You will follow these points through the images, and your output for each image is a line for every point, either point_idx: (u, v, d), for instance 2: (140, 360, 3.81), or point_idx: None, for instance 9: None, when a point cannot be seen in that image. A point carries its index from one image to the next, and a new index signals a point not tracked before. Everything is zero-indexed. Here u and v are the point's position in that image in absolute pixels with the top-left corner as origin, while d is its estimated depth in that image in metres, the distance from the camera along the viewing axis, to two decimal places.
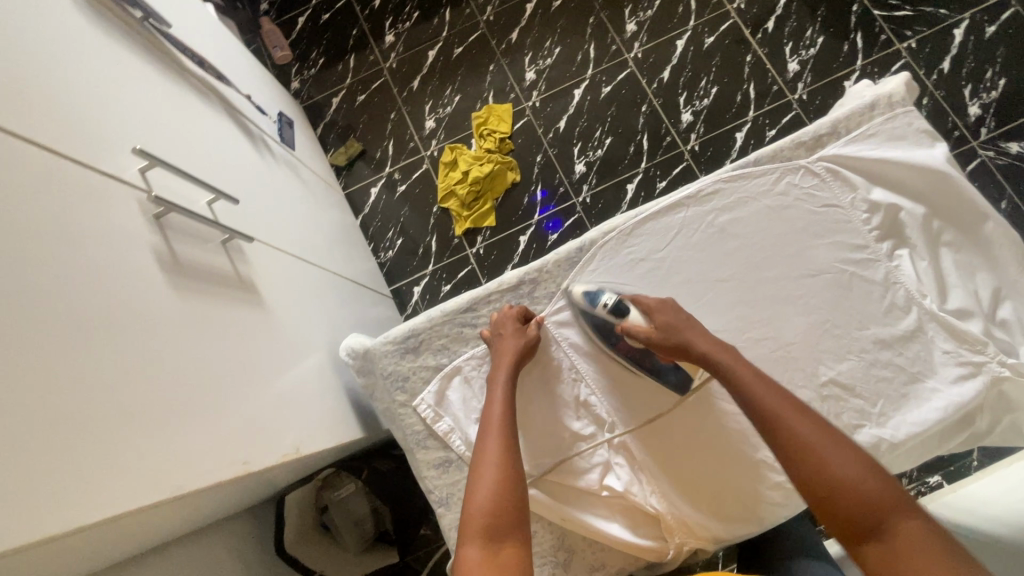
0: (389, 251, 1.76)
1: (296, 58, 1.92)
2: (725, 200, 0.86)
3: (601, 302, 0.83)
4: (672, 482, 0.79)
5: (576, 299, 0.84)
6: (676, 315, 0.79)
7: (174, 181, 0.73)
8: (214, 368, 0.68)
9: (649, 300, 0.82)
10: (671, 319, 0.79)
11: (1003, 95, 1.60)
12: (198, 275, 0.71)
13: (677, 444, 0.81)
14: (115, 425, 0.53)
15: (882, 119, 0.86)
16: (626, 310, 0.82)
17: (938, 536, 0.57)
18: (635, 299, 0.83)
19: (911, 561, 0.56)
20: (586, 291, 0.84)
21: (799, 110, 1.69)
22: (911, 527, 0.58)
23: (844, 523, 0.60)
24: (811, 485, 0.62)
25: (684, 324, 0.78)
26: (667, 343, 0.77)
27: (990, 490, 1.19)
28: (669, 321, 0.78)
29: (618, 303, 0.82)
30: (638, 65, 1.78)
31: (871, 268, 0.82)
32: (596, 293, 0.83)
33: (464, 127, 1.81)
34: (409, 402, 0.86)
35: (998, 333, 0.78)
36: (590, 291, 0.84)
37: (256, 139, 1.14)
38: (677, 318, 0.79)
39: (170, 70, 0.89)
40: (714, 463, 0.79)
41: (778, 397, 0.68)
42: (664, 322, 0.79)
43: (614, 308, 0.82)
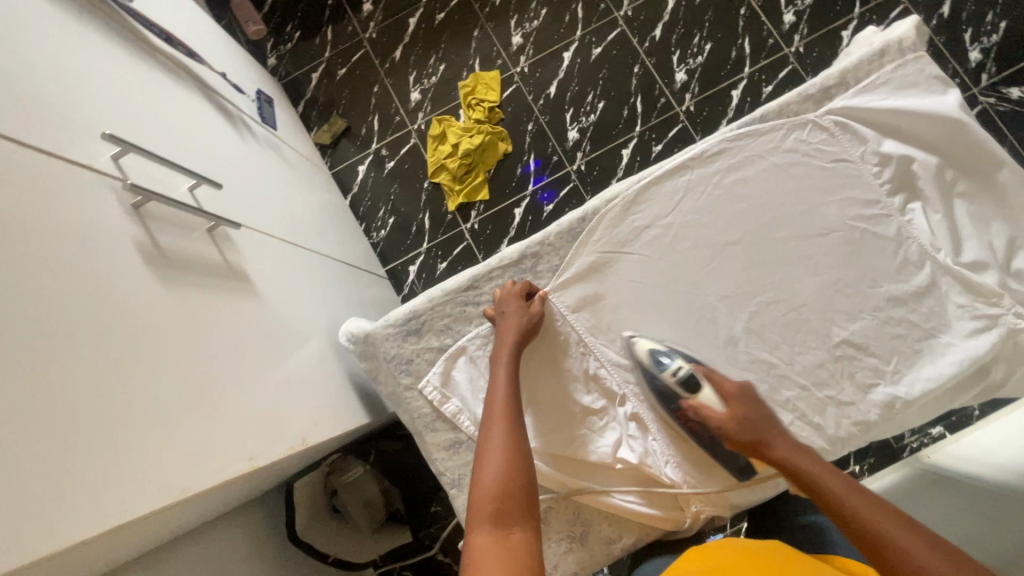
0: (381, 231, 1.71)
1: (271, 33, 1.82)
2: (731, 160, 0.83)
3: (669, 370, 0.76)
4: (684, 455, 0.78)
5: (639, 356, 0.79)
6: (756, 411, 0.73)
7: (150, 167, 0.69)
8: (211, 363, 0.65)
9: (727, 385, 0.75)
10: (749, 413, 0.73)
11: (1004, 39, 1.56)
12: (186, 266, 0.67)
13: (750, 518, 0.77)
14: (108, 430, 0.50)
15: (892, 66, 0.82)
16: (698, 387, 0.76)
17: None
18: (710, 377, 0.76)
19: None
20: (652, 351, 0.78)
21: (795, 63, 1.64)
22: None
23: None
24: None
25: (766, 421, 0.72)
26: (744, 438, 0.72)
27: (994, 439, 1.21)
28: (747, 416, 0.72)
29: (688, 375, 0.75)
30: (629, 24, 1.71)
31: (883, 224, 0.79)
32: (664, 358, 0.77)
33: (451, 98, 1.75)
34: (414, 385, 0.83)
35: (1013, 283, 0.77)
36: (656, 351, 0.78)
37: (235, 119, 1.08)
38: (757, 412, 0.73)
39: (136, 47, 0.83)
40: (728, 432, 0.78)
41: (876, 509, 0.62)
42: (741, 415, 0.73)
43: (683, 381, 0.75)
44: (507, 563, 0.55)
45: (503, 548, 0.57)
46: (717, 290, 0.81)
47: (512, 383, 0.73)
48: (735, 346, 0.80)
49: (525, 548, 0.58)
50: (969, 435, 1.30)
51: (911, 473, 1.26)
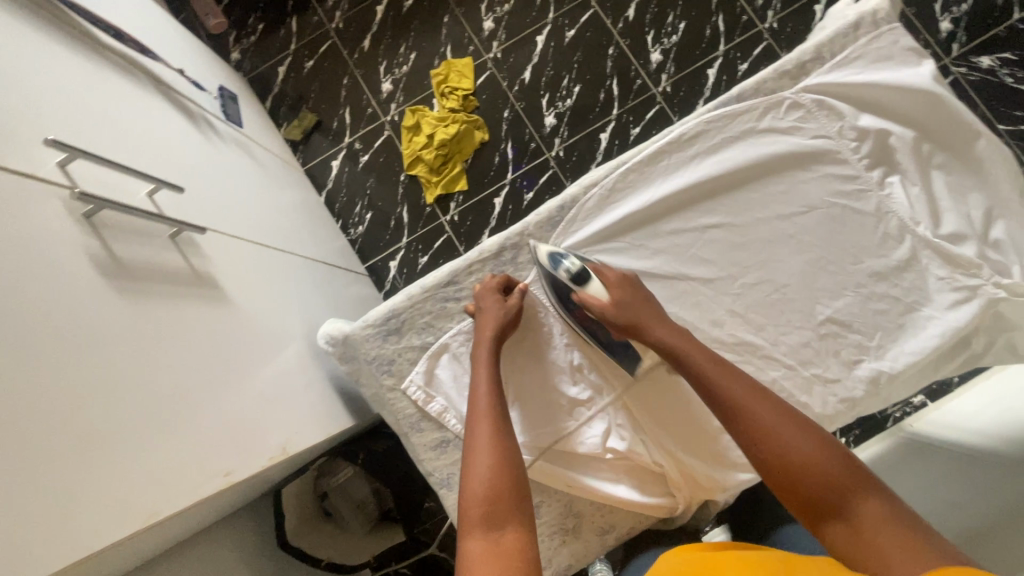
0: (359, 227, 1.68)
1: (232, 26, 1.76)
2: (708, 142, 0.82)
3: (563, 268, 0.78)
4: (669, 440, 0.78)
5: (541, 261, 0.79)
6: (633, 294, 0.76)
7: (103, 174, 0.65)
8: (180, 377, 0.63)
9: (610, 274, 0.77)
10: (626, 298, 0.75)
11: (973, 8, 1.56)
12: (146, 276, 0.64)
13: (652, 418, 0.78)
14: (65, 459, 0.48)
15: (867, 39, 0.81)
16: (588, 280, 0.77)
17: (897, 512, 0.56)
18: (598, 271, 0.78)
19: (872, 540, 0.55)
20: (551, 254, 0.79)
21: (770, 40, 1.63)
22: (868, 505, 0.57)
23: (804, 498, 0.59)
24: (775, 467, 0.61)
25: (646, 306, 0.75)
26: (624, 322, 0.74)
27: (974, 406, 1.23)
28: (624, 299, 0.74)
29: (580, 272, 0.77)
30: (601, 5, 1.68)
31: (862, 200, 0.79)
32: (560, 258, 0.78)
33: (423, 87, 1.70)
34: (397, 386, 0.81)
35: (992, 254, 0.77)
36: (553, 253, 0.79)
37: (196, 118, 1.04)
38: (635, 295, 0.75)
39: (82, 45, 0.78)
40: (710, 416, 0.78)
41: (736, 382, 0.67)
42: (619, 298, 0.75)
43: (574, 277, 0.77)
44: (500, 566, 0.54)
45: (497, 552, 0.56)
46: (700, 274, 0.80)
47: (494, 379, 0.72)
48: (720, 329, 0.79)
49: (518, 549, 0.56)
50: (950, 402, 1.32)
51: (896, 443, 1.28)
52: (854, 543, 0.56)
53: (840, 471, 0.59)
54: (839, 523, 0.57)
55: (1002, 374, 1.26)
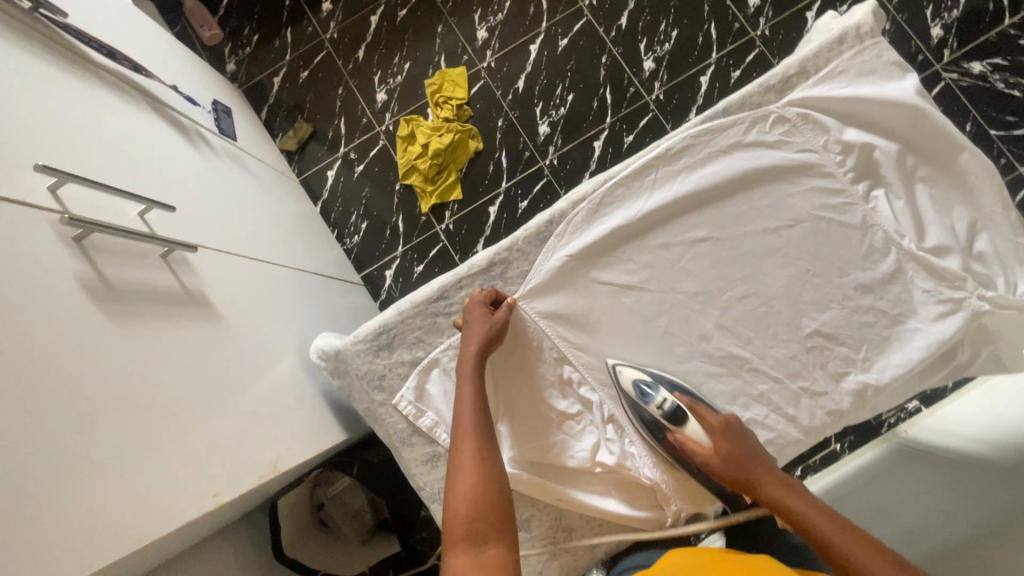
0: (354, 236, 1.68)
1: (228, 38, 1.77)
2: (695, 156, 0.82)
3: (655, 403, 0.75)
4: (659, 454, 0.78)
5: (626, 387, 0.77)
6: (741, 443, 0.72)
7: (94, 198, 0.65)
8: (169, 398, 0.63)
9: (712, 419, 0.74)
10: (735, 448, 0.71)
11: (964, 14, 1.57)
12: (138, 297, 0.65)
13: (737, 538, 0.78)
14: (54, 483, 0.49)
15: (851, 53, 0.81)
16: (684, 419, 0.74)
17: None
18: (695, 411, 0.75)
19: None
20: (638, 384, 0.76)
21: (762, 47, 1.64)
22: None
23: None
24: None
25: (751, 455, 0.71)
26: (731, 475, 0.70)
27: (967, 412, 1.24)
28: (733, 451, 0.71)
29: (674, 408, 0.74)
30: (594, 13, 1.69)
31: (848, 213, 0.79)
32: (649, 391, 0.76)
33: (418, 97, 1.71)
34: (388, 401, 0.82)
35: (976, 266, 0.78)
36: (641, 382, 0.77)
37: (190, 133, 1.05)
38: (743, 447, 0.72)
39: (75, 67, 0.80)
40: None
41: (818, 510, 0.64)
42: (726, 450, 0.71)
43: (668, 414, 0.74)
44: None
45: (479, 567, 0.57)
46: (688, 288, 0.80)
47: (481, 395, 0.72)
48: (708, 342, 0.80)
49: (500, 564, 0.57)
50: (943, 408, 1.33)
51: (890, 449, 1.29)
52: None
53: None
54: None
55: (995, 380, 1.26)
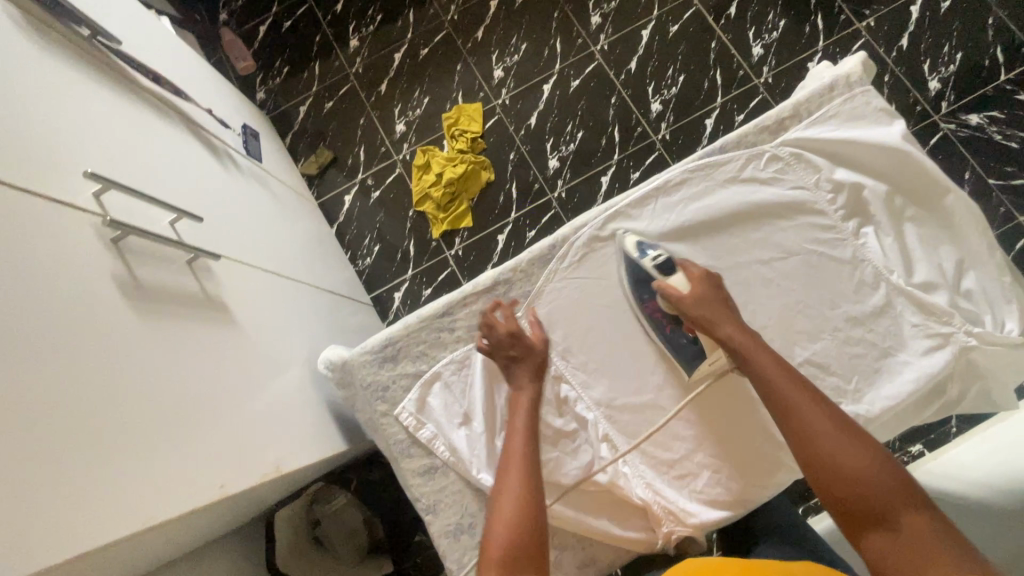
0: (366, 258, 1.75)
1: (260, 69, 1.89)
2: (693, 189, 0.87)
3: (648, 257, 0.82)
4: (702, 437, 0.81)
5: (627, 248, 0.84)
6: (713, 292, 0.78)
7: (130, 203, 0.71)
8: (177, 393, 0.66)
9: (695, 270, 0.80)
10: (705, 294, 0.78)
11: (960, 69, 1.66)
12: (162, 296, 0.69)
13: (720, 416, 0.81)
14: (79, 460, 0.52)
15: (841, 100, 0.87)
16: (671, 273, 0.80)
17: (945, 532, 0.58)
18: (682, 265, 0.81)
19: (914, 556, 0.57)
20: (638, 243, 0.84)
21: (765, 93, 1.72)
22: (918, 522, 0.59)
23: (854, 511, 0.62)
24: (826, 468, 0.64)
25: (718, 302, 0.77)
26: (698, 314, 0.77)
27: (970, 456, 1.23)
28: (702, 296, 0.77)
29: (664, 264, 0.81)
30: (605, 57, 1.79)
31: (839, 248, 0.83)
32: (647, 246, 0.83)
33: (435, 129, 1.81)
34: (390, 412, 0.84)
35: (964, 304, 0.80)
36: (642, 242, 0.84)
37: (219, 153, 1.12)
38: (715, 294, 0.78)
39: (123, 87, 0.87)
40: (749, 431, 0.80)
41: (792, 386, 0.69)
42: (699, 294, 0.78)
43: (659, 266, 0.81)
44: None
45: None
46: None
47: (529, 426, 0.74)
48: None
49: None
50: (946, 452, 1.32)
51: None
52: (896, 554, 0.58)
53: (890, 484, 0.61)
54: (879, 535, 0.60)
55: (998, 425, 1.26)
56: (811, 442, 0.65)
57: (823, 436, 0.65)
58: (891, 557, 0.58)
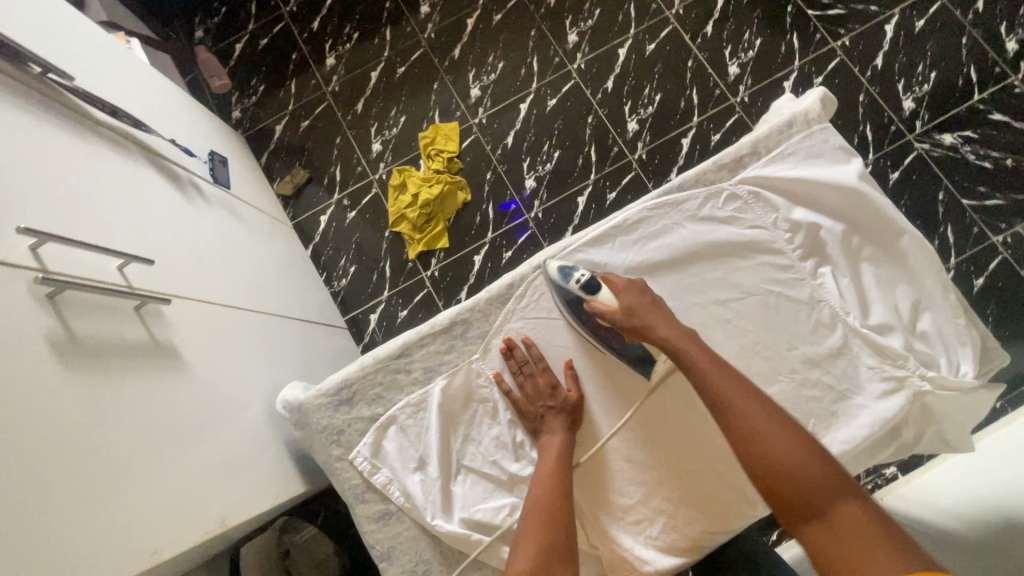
0: (342, 279, 1.73)
1: (236, 87, 1.88)
2: (651, 227, 0.86)
3: (573, 279, 0.81)
4: (658, 454, 0.81)
5: (550, 275, 0.84)
6: (640, 296, 0.80)
7: (72, 253, 0.69)
8: (117, 451, 0.64)
9: (618, 280, 0.82)
10: (634, 301, 0.79)
11: (934, 88, 1.66)
12: (101, 350, 0.68)
13: (671, 430, 0.81)
14: (10, 533, 0.50)
15: (799, 137, 0.86)
16: (597, 289, 0.80)
17: (876, 517, 0.62)
18: (606, 278, 0.82)
19: (851, 542, 0.60)
20: (559, 267, 0.83)
21: (741, 112, 1.72)
22: (851, 510, 0.62)
23: (794, 502, 0.64)
24: (766, 462, 0.67)
25: (649, 309, 0.79)
26: (633, 324, 0.78)
27: (940, 482, 1.23)
28: (633, 305, 0.78)
29: (590, 281, 0.81)
30: (582, 76, 1.78)
31: (797, 288, 0.82)
32: (569, 269, 0.82)
33: (411, 148, 1.79)
34: (345, 456, 0.83)
35: (920, 346, 0.80)
36: (563, 267, 0.83)
37: (183, 183, 1.11)
38: (642, 299, 0.79)
39: (74, 125, 0.86)
40: (708, 446, 0.80)
41: (735, 387, 0.72)
42: (628, 303, 0.79)
43: (584, 287, 0.81)
44: None
45: None
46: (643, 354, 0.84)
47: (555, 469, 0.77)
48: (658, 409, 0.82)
49: None
50: (918, 476, 1.32)
51: None
52: (834, 540, 0.61)
53: (824, 475, 0.65)
54: (816, 524, 0.63)
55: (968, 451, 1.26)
56: (752, 437, 0.68)
57: (762, 432, 0.68)
58: (830, 543, 0.61)
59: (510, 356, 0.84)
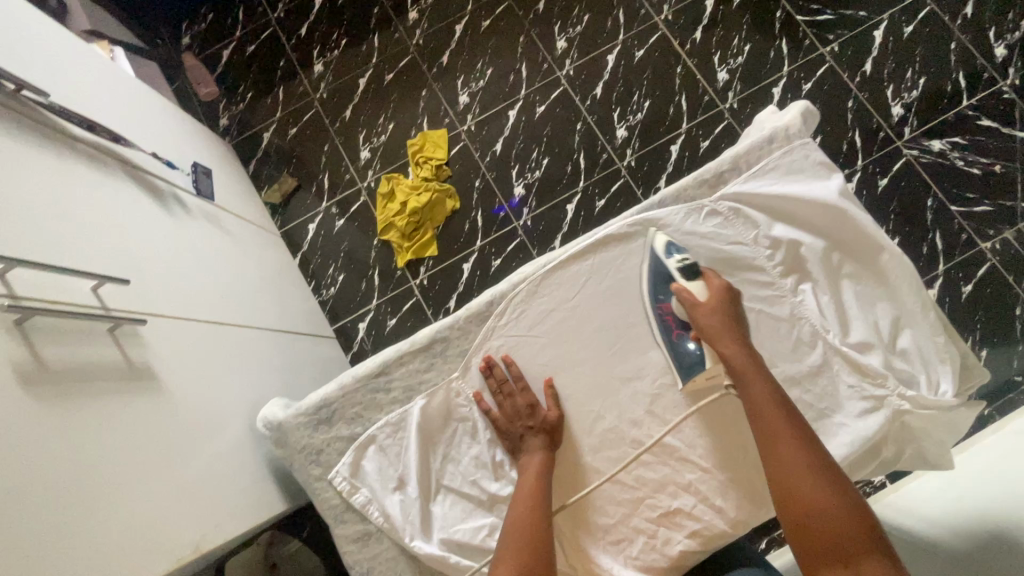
0: (330, 288, 1.73)
1: (223, 94, 1.87)
2: (631, 244, 0.86)
3: (675, 258, 0.83)
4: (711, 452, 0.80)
5: (657, 246, 0.84)
6: (724, 309, 0.80)
7: (44, 277, 0.68)
8: (89, 479, 0.64)
9: (716, 280, 0.82)
10: (717, 308, 0.80)
11: (923, 94, 1.66)
12: (71, 377, 0.67)
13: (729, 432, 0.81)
14: None
15: (780, 153, 0.86)
16: (694, 277, 0.82)
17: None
18: (705, 274, 0.83)
19: None
20: (666, 244, 0.84)
21: (730, 119, 1.72)
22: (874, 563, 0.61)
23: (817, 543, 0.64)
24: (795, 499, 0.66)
25: (731, 323, 0.79)
26: (710, 323, 0.79)
27: (926, 491, 1.23)
28: (712, 309, 0.79)
29: (691, 267, 0.82)
30: (571, 82, 1.78)
31: (777, 305, 0.82)
32: (674, 248, 0.83)
33: (400, 156, 1.79)
34: (325, 476, 0.83)
35: (899, 363, 0.80)
36: (671, 244, 0.84)
37: (164, 197, 1.10)
38: (726, 312, 0.79)
39: (49, 141, 0.84)
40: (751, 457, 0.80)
41: (779, 416, 0.72)
42: (715, 305, 0.80)
43: (683, 270, 0.82)
44: None
45: None
46: (623, 372, 0.84)
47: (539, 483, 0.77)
48: (638, 428, 0.82)
49: None
50: (906, 485, 1.32)
51: None
52: None
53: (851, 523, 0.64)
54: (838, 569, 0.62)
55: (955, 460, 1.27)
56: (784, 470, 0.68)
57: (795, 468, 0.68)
58: None
59: (490, 374, 0.84)
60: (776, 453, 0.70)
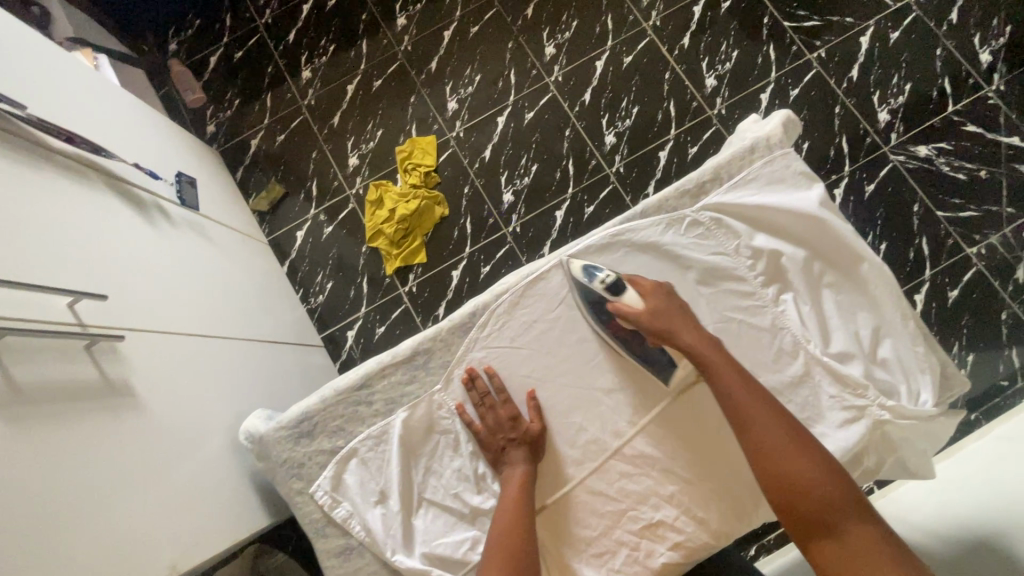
0: (319, 296, 1.72)
1: (210, 101, 1.86)
2: (614, 255, 0.86)
3: (598, 279, 0.82)
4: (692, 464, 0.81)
5: (574, 272, 0.84)
6: (666, 301, 0.81)
7: (16, 294, 0.66)
8: (63, 499, 0.63)
9: (644, 283, 0.82)
10: (662, 305, 0.80)
11: (909, 100, 1.67)
12: (45, 396, 0.66)
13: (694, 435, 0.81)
14: None
15: (762, 163, 0.86)
16: (623, 290, 0.82)
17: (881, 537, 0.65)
18: (632, 281, 0.83)
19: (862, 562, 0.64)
20: (584, 266, 0.84)
21: (718, 125, 1.72)
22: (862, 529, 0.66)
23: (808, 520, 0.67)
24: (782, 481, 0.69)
25: (678, 315, 0.80)
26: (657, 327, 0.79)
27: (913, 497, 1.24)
28: (657, 306, 0.80)
29: (615, 282, 0.82)
30: (559, 89, 1.78)
31: (759, 316, 0.82)
32: (594, 269, 0.83)
33: (388, 162, 1.78)
34: (306, 490, 0.82)
35: (880, 373, 0.80)
36: (588, 266, 0.84)
37: (146, 208, 1.09)
38: (670, 304, 0.81)
39: (26, 155, 0.84)
40: (734, 464, 0.80)
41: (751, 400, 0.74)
42: (654, 305, 0.80)
43: (609, 287, 0.82)
44: None
45: None
46: (606, 382, 0.83)
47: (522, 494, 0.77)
48: (621, 439, 0.82)
49: None
50: (894, 490, 1.32)
51: None
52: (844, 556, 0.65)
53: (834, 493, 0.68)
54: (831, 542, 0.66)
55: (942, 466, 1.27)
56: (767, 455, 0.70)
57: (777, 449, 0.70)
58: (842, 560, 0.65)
59: (472, 387, 0.83)
60: (754, 439, 0.72)
